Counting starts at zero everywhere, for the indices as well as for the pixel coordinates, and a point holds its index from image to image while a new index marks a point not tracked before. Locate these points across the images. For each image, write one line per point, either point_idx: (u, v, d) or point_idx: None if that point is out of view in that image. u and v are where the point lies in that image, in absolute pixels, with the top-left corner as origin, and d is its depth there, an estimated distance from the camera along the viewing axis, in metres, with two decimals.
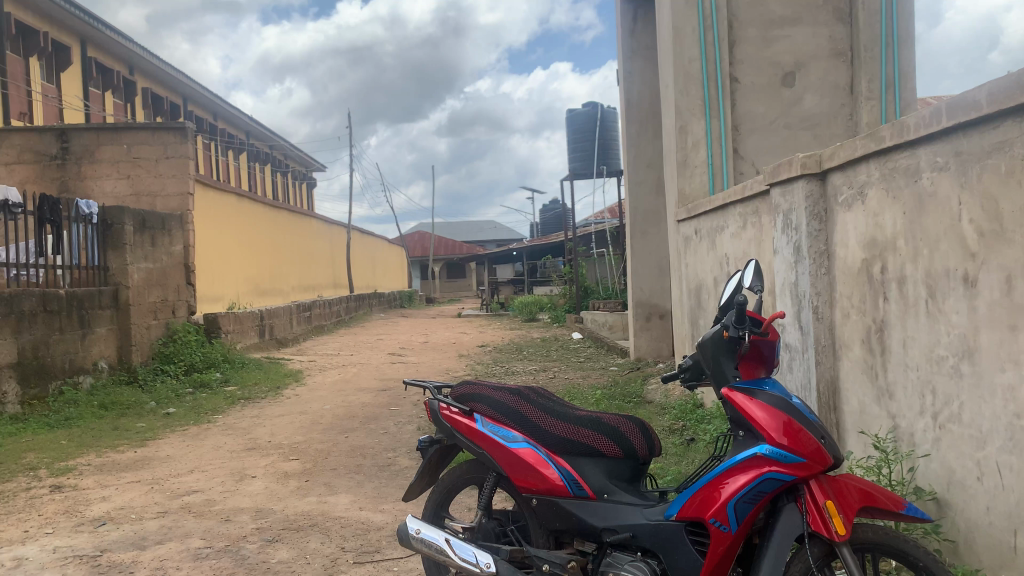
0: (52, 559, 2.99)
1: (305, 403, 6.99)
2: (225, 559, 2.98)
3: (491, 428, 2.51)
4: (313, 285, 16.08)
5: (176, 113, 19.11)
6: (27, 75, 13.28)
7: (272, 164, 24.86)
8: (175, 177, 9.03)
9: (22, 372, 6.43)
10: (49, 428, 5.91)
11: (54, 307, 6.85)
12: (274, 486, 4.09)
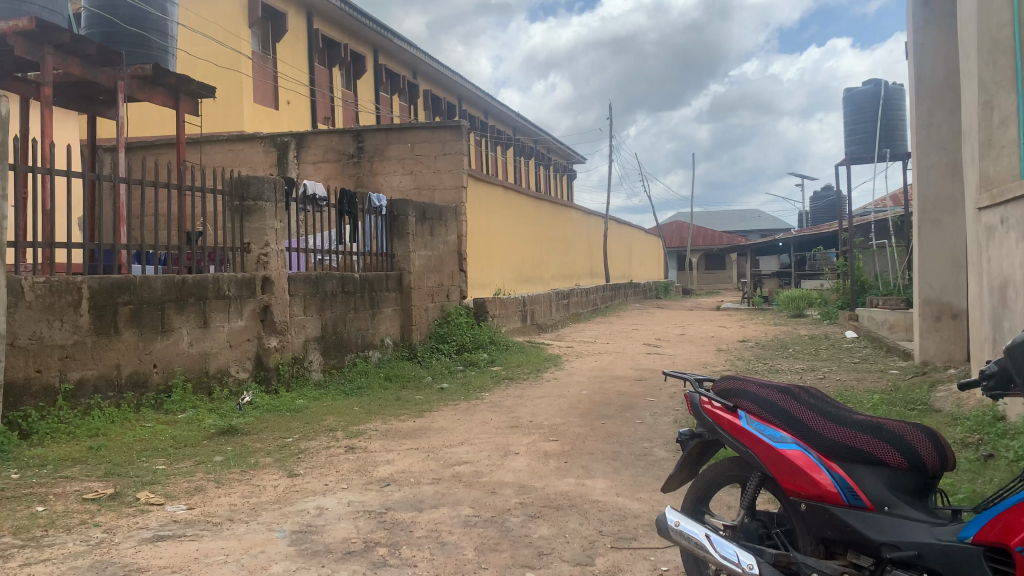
0: (347, 511, 3.39)
1: (564, 387, 7.22)
2: (492, 529, 3.17)
3: (756, 426, 2.42)
4: (572, 274, 16.53)
5: (451, 111, 20.60)
6: (330, 83, 15.13)
7: (536, 157, 25.91)
8: (451, 171, 9.73)
9: (324, 345, 7.34)
10: (344, 395, 6.71)
11: (350, 289, 7.74)
12: (536, 464, 4.28)
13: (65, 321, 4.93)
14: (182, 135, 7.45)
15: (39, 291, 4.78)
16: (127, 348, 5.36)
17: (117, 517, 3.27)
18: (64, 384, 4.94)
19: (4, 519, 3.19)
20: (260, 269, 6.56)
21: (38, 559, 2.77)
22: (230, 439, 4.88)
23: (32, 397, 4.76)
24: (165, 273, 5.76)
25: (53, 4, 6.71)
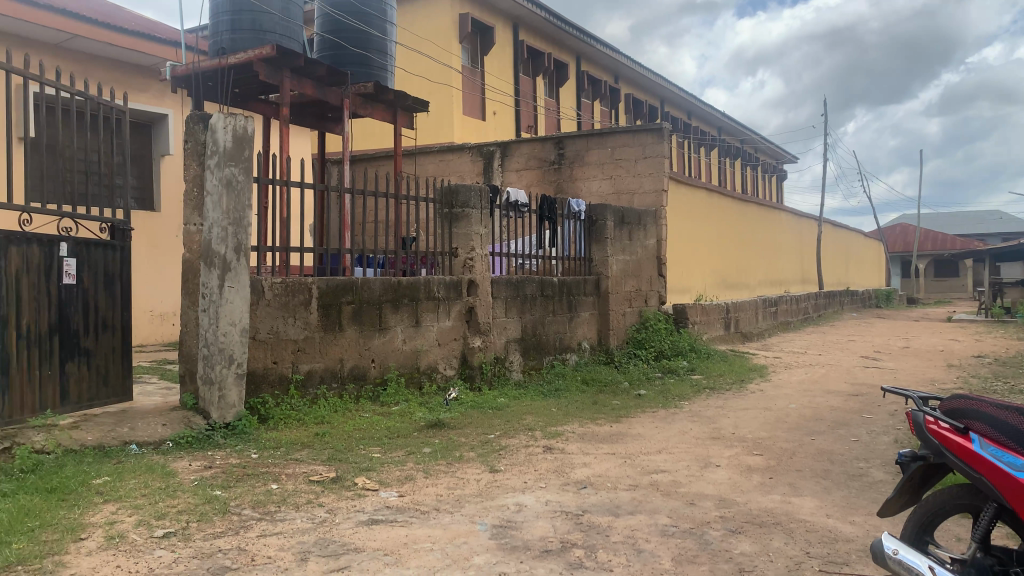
0: (545, 510, 3.46)
1: (770, 399, 6.88)
2: (690, 541, 3.10)
3: (992, 451, 2.17)
4: (780, 280, 15.74)
5: (653, 114, 20.39)
6: (534, 92, 15.54)
7: (742, 157, 24.96)
8: (652, 175, 9.61)
9: (525, 346, 7.55)
10: (543, 396, 6.86)
11: (549, 292, 7.89)
12: (738, 478, 4.12)
13: (297, 318, 5.44)
14: (399, 146, 7.95)
15: (276, 291, 5.30)
16: (349, 344, 5.84)
17: (337, 499, 3.57)
18: (296, 375, 5.46)
19: (245, 493, 3.60)
20: (466, 272, 6.87)
21: (272, 532, 3.09)
22: (437, 433, 5.15)
23: (270, 385, 5.31)
24: (382, 276, 6.21)
25: (291, 31, 7.43)
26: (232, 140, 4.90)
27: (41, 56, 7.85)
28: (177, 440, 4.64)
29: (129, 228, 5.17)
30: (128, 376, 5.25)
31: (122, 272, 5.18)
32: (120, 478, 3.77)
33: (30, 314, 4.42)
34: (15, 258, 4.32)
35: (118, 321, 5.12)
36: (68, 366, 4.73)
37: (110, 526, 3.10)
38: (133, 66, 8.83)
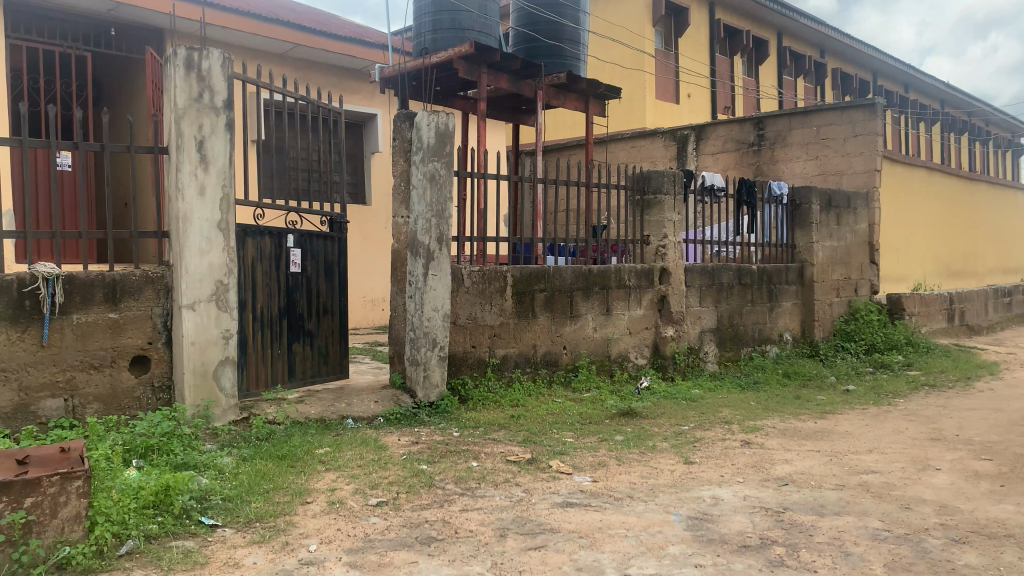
0: (743, 505, 3.36)
1: (1003, 400, 6.19)
2: (905, 547, 2.88)
3: None
4: (1016, 267, 14.08)
5: (864, 89, 18.98)
6: (731, 72, 14.98)
7: (970, 131, 22.57)
8: (863, 155, 8.92)
9: (721, 337, 7.33)
10: (741, 389, 6.63)
11: (748, 281, 7.59)
12: (963, 484, 3.75)
13: (494, 305, 5.65)
14: (591, 135, 7.97)
15: (475, 279, 5.52)
16: (542, 331, 5.97)
17: (533, 480, 3.68)
18: (492, 359, 5.67)
19: (448, 469, 3.80)
20: (659, 260, 6.76)
21: (473, 507, 3.25)
22: (630, 421, 5.14)
23: (469, 367, 5.56)
24: (574, 264, 6.27)
25: (488, 28, 7.68)
26: (435, 136, 5.13)
27: (270, 66, 8.67)
28: (387, 417, 4.99)
29: (345, 221, 5.60)
30: (344, 356, 5.71)
31: (339, 261, 5.63)
32: (339, 449, 4.12)
33: (263, 299, 4.93)
34: (251, 249, 4.83)
35: (336, 306, 5.58)
36: (295, 346, 5.23)
37: (331, 492, 3.40)
38: (347, 70, 9.52)
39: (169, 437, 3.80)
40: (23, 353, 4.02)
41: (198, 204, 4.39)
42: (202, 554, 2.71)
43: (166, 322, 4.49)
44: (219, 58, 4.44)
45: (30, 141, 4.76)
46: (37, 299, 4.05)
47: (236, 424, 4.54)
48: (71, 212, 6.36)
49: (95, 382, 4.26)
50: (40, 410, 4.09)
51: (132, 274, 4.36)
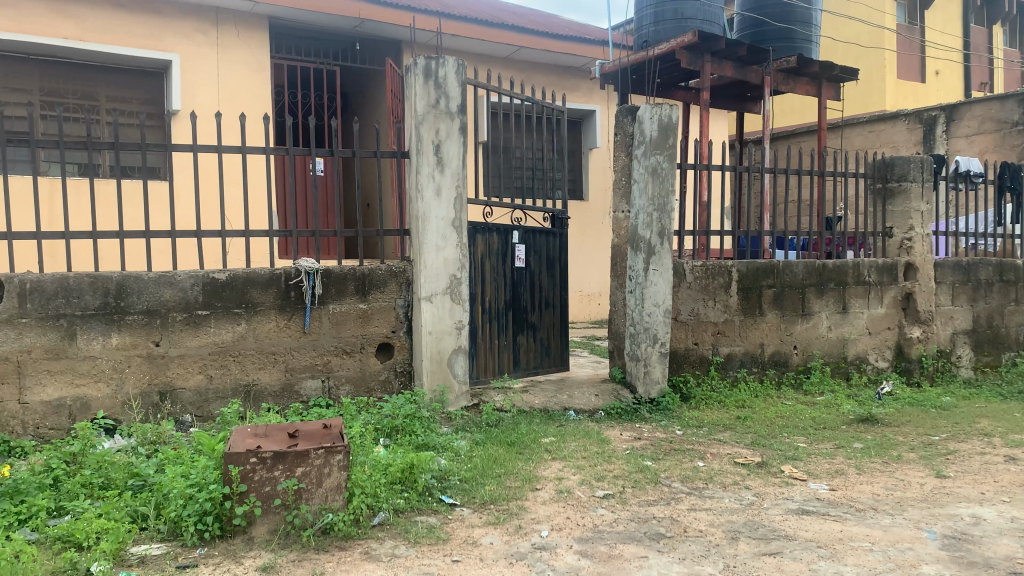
0: (1010, 527, 3.01)
1: None
2: None
3: None
4: None
5: None
6: (989, 43, 13.45)
7: None
8: None
9: (977, 340, 6.60)
10: (1002, 398, 5.93)
11: (1011, 277, 6.77)
12: None
13: (717, 301, 5.48)
14: (824, 120, 7.48)
15: (697, 274, 5.40)
16: (770, 329, 5.71)
17: (764, 484, 3.54)
18: (716, 357, 5.52)
19: (674, 467, 3.76)
20: (904, 254, 6.23)
21: (701, 507, 3.19)
22: (869, 428, 4.77)
23: (691, 365, 5.46)
24: (805, 259, 5.93)
25: (711, 15, 7.45)
26: (658, 129, 5.06)
27: (494, 68, 9.02)
28: (608, 411, 5.03)
29: (567, 216, 5.70)
30: (565, 348, 5.82)
31: (561, 255, 5.75)
32: (564, 439, 4.22)
33: (491, 293, 5.16)
34: (480, 244, 5.08)
35: (558, 299, 5.70)
36: (519, 338, 5.43)
37: (559, 481, 3.50)
38: (567, 67, 9.67)
39: (411, 419, 4.10)
40: (289, 338, 4.54)
41: (435, 204, 4.68)
42: (444, 530, 2.90)
43: (407, 312, 4.83)
44: (454, 65, 4.68)
45: (292, 150, 5.32)
46: (300, 291, 4.54)
47: (468, 409, 4.79)
48: (323, 213, 7.04)
49: (346, 366, 4.70)
50: (302, 389, 4.59)
51: (378, 269, 4.73)
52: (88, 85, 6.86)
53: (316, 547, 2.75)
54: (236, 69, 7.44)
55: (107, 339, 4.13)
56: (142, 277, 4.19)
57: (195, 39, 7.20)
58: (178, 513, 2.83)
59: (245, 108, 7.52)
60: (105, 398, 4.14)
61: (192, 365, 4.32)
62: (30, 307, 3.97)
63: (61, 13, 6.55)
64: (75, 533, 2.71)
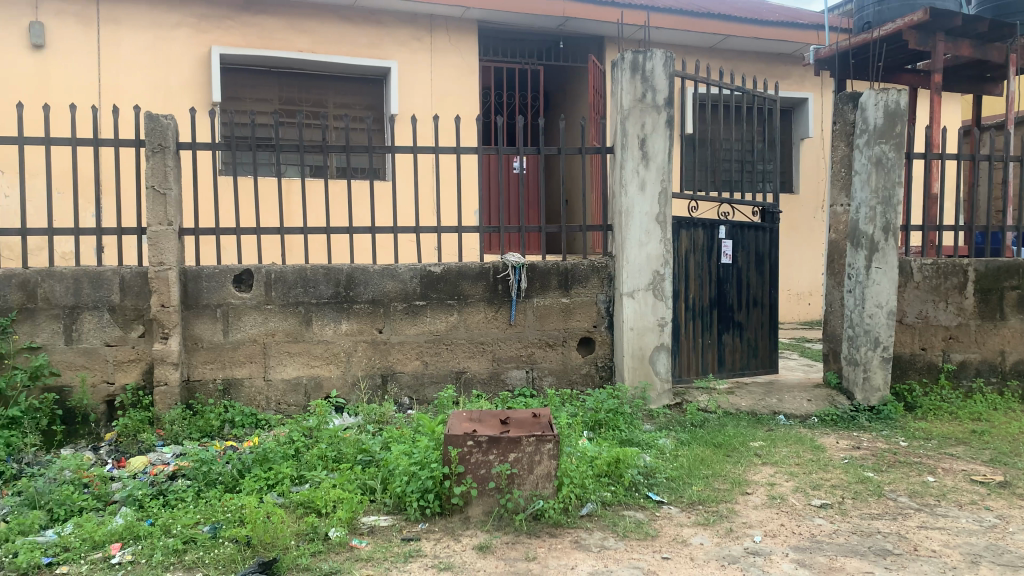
0: None
1: None
2: None
3: None
4: None
5: None
6: None
7: None
8: None
9: None
10: None
11: None
12: None
13: (950, 304, 5.02)
14: None
15: (926, 273, 4.96)
16: (1014, 335, 5.14)
17: (1009, 506, 3.18)
18: (947, 365, 5.05)
19: (900, 481, 3.49)
20: None
21: (933, 526, 2.93)
22: None
23: (917, 372, 5.03)
24: None
25: None
26: (884, 116, 4.69)
27: (699, 59, 8.80)
28: (822, 417, 4.75)
29: (779, 211, 5.43)
30: (774, 350, 5.56)
31: (772, 252, 5.49)
32: (775, 444, 4.04)
33: (695, 290, 5.05)
34: (685, 240, 4.99)
35: (767, 298, 5.46)
36: (725, 336, 5.27)
37: (771, 486, 3.36)
38: (777, 54, 9.22)
39: (614, 413, 4.11)
40: (497, 329, 4.72)
41: (639, 199, 4.66)
42: (652, 527, 2.89)
43: (609, 308, 4.84)
44: (662, 58, 4.62)
45: (502, 149, 5.49)
46: (507, 284, 4.70)
47: (670, 408, 4.73)
48: (530, 209, 7.22)
49: (550, 358, 4.80)
50: (508, 378, 4.76)
51: (582, 264, 4.79)
52: (319, 93, 7.52)
53: (528, 531, 2.85)
54: (448, 72, 7.82)
55: (337, 325, 4.51)
56: (368, 269, 4.52)
57: (412, 46, 7.65)
58: (403, 489, 3.04)
59: (456, 109, 7.88)
60: (334, 379, 4.53)
61: (410, 351, 4.62)
62: (275, 295, 4.42)
63: (298, 28, 7.25)
64: (315, 500, 3.00)
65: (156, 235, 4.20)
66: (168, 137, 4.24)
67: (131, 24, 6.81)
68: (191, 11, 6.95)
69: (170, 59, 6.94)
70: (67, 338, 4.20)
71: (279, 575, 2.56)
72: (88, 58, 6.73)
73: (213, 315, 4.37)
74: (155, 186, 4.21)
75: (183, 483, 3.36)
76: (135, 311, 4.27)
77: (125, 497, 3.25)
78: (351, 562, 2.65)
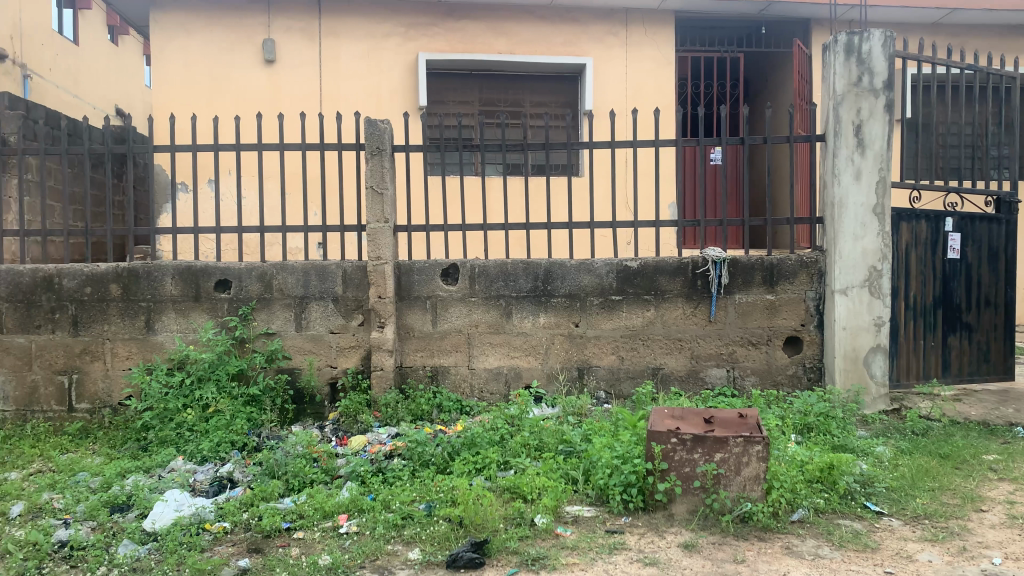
0: None
1: None
2: None
3: None
4: None
5: None
6: None
7: None
8: None
9: None
10: None
11: None
12: None
13: None
14: None
15: None
16: None
17: None
18: None
19: None
20: None
21: None
22: None
23: None
24: None
25: None
26: None
27: (920, 37, 8.09)
28: None
29: (1016, 200, 4.89)
30: (1010, 356, 5.01)
31: (1007, 246, 4.95)
32: (1012, 458, 3.65)
33: (916, 287, 4.67)
34: (905, 234, 4.62)
35: (1002, 298, 4.93)
36: (951, 339, 4.82)
37: (1010, 504, 3.05)
38: (1015, 25, 8.26)
39: (825, 417, 3.91)
40: (696, 326, 4.62)
41: (853, 189, 4.38)
42: (872, 538, 2.72)
43: (819, 306, 4.59)
44: (880, 37, 4.32)
45: (703, 141, 5.32)
46: (707, 279, 4.59)
47: (886, 414, 4.42)
48: (730, 202, 7.00)
49: (752, 357, 4.64)
50: (707, 377, 4.66)
51: (789, 259, 4.56)
52: (516, 92, 7.72)
53: (735, 533, 2.78)
54: (645, 65, 7.74)
55: (536, 318, 4.63)
56: (566, 264, 4.60)
57: (608, 41, 7.65)
58: (606, 482, 3.07)
59: (652, 102, 7.78)
60: (534, 370, 4.65)
61: (606, 346, 4.64)
62: (478, 288, 4.61)
63: (498, 30, 7.49)
64: (521, 485, 3.11)
65: (374, 232, 4.52)
66: (384, 140, 4.53)
67: (348, 36, 7.36)
68: (400, 20, 7.40)
69: (381, 66, 7.42)
70: (298, 325, 4.62)
71: (489, 555, 2.70)
72: (312, 69, 7.37)
73: (423, 306, 4.63)
74: (373, 187, 4.53)
75: (399, 462, 3.60)
76: (355, 302, 4.62)
77: (348, 472, 3.53)
78: (557, 549, 2.72)
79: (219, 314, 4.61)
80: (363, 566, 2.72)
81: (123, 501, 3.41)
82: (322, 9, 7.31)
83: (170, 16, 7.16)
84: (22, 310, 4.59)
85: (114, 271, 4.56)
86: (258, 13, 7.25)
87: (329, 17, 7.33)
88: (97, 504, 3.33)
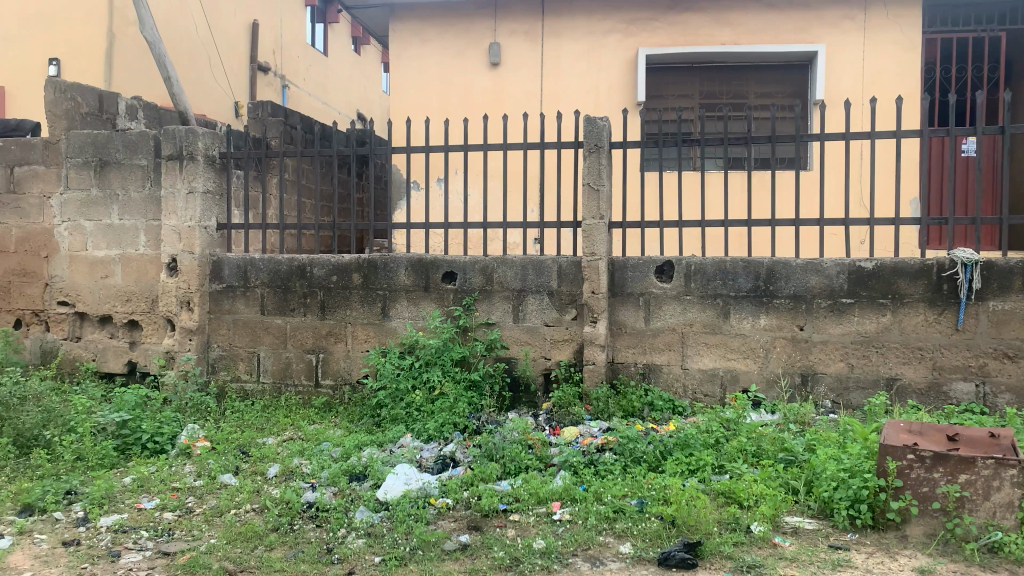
0: None
1: None
2: None
3: None
4: None
5: None
6: None
7: None
8: None
9: None
10: None
11: None
12: None
13: None
14: None
15: None
16: None
17: None
18: None
19: None
20: None
21: None
22: None
23: None
24: None
25: None
26: None
27: None
28: None
29: None
30: None
31: None
32: None
33: None
34: None
35: None
36: None
37: None
38: None
39: None
40: (939, 334, 4.23)
41: None
42: None
43: None
44: None
45: (953, 130, 4.80)
46: (955, 284, 4.17)
47: None
48: (984, 198, 6.30)
49: (1007, 372, 4.16)
50: (952, 392, 4.24)
51: None
52: (740, 85, 7.46)
53: (981, 563, 2.52)
54: (885, 50, 7.14)
55: (756, 320, 4.46)
56: (790, 263, 4.38)
57: (843, 26, 7.17)
58: (830, 495, 2.91)
59: (893, 90, 7.16)
60: (752, 373, 4.49)
61: (833, 352, 4.37)
62: (694, 286, 4.52)
63: (722, 21, 7.27)
64: (736, 491, 3.03)
65: (590, 228, 4.58)
66: (603, 137, 4.58)
67: (570, 35, 7.51)
68: (622, 17, 7.42)
69: (601, 63, 7.49)
70: (515, 317, 4.80)
71: (702, 557, 2.66)
72: (534, 69, 7.60)
73: (637, 303, 4.63)
74: (590, 184, 4.60)
75: (610, 456, 3.63)
76: (570, 296, 4.71)
77: (562, 461, 3.62)
78: (775, 559, 2.62)
79: (445, 304, 4.91)
80: (575, 554, 2.79)
81: (359, 471, 3.74)
82: (545, 11, 7.51)
83: (408, 25, 7.72)
84: (280, 295, 5.18)
85: (356, 262, 5.01)
86: (486, 18, 7.60)
87: (552, 17, 7.52)
88: (339, 471, 3.68)
